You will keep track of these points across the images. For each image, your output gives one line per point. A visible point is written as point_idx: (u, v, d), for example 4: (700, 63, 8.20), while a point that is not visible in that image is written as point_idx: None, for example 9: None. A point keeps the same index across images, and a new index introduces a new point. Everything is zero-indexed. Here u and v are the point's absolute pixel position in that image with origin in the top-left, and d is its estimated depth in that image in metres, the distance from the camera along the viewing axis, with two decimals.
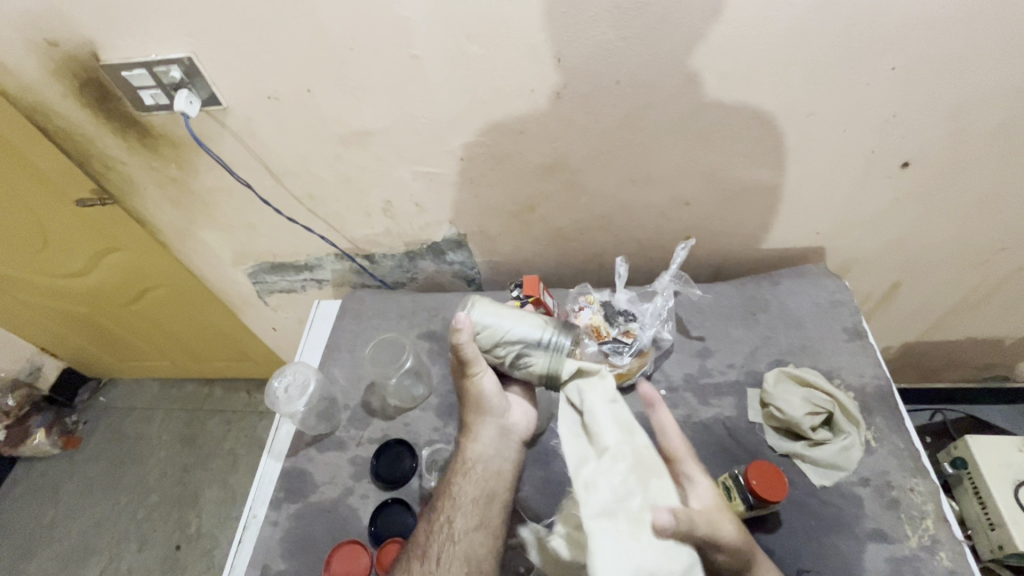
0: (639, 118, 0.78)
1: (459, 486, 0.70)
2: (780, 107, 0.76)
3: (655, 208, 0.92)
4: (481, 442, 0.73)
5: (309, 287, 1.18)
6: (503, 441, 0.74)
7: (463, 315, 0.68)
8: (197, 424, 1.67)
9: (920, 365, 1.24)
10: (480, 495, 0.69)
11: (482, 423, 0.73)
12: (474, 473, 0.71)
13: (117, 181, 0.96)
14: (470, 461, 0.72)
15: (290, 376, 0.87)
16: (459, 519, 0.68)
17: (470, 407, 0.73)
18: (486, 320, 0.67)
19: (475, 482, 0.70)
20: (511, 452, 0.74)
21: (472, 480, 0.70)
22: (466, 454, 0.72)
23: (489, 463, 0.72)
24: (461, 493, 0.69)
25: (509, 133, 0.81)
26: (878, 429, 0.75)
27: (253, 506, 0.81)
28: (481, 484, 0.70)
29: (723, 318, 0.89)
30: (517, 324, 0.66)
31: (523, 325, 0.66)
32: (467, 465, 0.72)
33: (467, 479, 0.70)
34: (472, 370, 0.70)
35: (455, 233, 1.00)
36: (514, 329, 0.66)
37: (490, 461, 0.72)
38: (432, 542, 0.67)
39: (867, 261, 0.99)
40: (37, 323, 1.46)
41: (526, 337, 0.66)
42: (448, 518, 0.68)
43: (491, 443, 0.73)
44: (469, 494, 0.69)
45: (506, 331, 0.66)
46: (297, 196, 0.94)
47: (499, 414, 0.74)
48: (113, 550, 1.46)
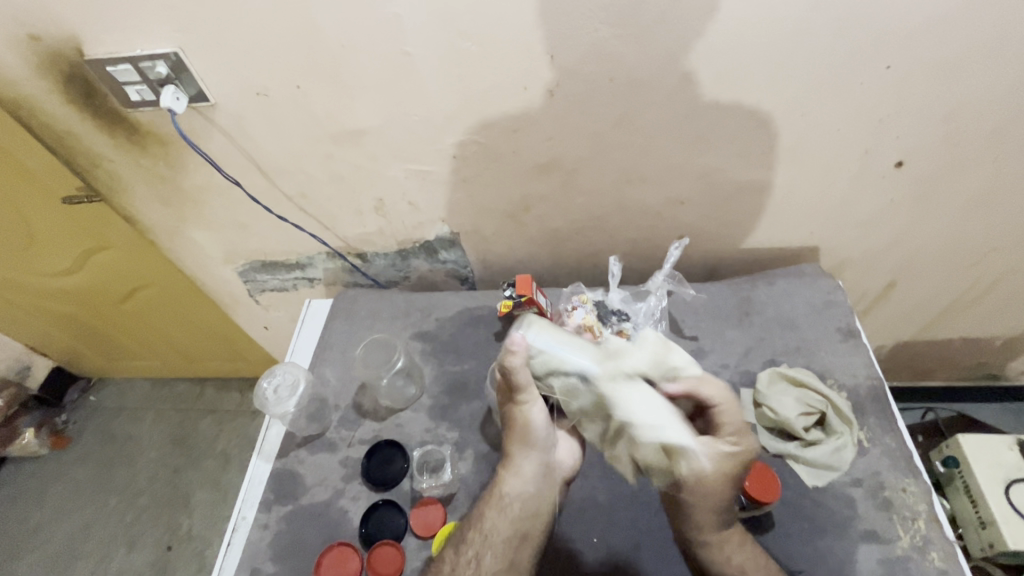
0: (633, 117, 0.78)
1: (493, 522, 0.70)
2: (775, 106, 0.75)
3: (649, 207, 0.91)
4: (524, 477, 0.73)
5: (301, 286, 1.16)
6: (545, 480, 0.74)
7: (520, 337, 0.70)
8: (189, 423, 1.66)
9: (913, 364, 1.24)
10: (513, 535, 0.70)
11: (526, 459, 0.74)
12: (510, 511, 0.71)
13: (104, 178, 0.94)
14: (507, 497, 0.72)
15: (280, 377, 0.87)
16: (487, 556, 0.68)
17: (515, 436, 0.75)
18: (542, 348, 0.71)
19: (509, 519, 0.71)
20: (549, 492, 0.75)
21: (507, 517, 0.71)
22: (504, 490, 0.73)
23: (527, 502, 0.72)
24: (494, 529, 0.70)
25: (502, 131, 0.81)
26: (871, 429, 0.75)
27: (242, 508, 0.80)
28: (515, 523, 0.71)
29: (717, 318, 0.88)
30: (575, 359, 0.69)
31: (578, 361, 0.69)
32: (503, 500, 0.72)
33: (502, 516, 0.71)
34: (523, 398, 0.73)
35: (448, 232, 0.99)
36: (571, 365, 0.69)
37: (530, 499, 0.73)
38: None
39: (861, 261, 0.99)
40: (24, 321, 1.44)
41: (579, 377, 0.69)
42: (476, 553, 0.68)
43: (533, 482, 0.73)
44: (501, 531, 0.70)
45: (562, 363, 0.70)
46: (288, 195, 0.93)
47: (543, 451, 0.75)
48: (103, 551, 1.45)
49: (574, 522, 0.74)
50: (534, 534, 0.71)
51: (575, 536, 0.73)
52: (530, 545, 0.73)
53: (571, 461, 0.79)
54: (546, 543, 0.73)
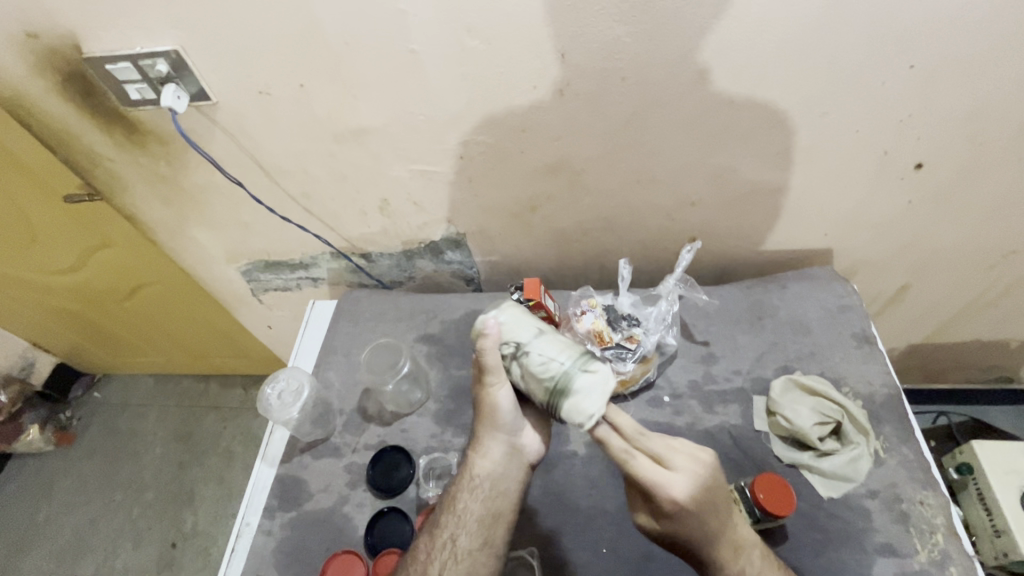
0: (645, 116, 0.76)
1: (463, 503, 0.68)
2: (792, 106, 0.73)
3: (659, 208, 0.89)
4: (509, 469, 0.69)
5: (305, 286, 1.15)
6: (513, 461, 0.70)
7: (494, 321, 0.66)
8: (193, 420, 1.65)
9: (925, 366, 1.22)
10: (485, 514, 0.67)
11: (492, 439, 0.70)
12: (479, 490, 0.68)
13: (105, 177, 0.93)
14: (477, 478, 0.69)
15: (285, 382, 0.85)
16: (462, 538, 0.66)
17: (483, 419, 0.70)
18: (511, 323, 0.66)
19: (480, 499, 0.68)
20: (518, 469, 0.71)
21: (478, 497, 0.68)
22: (473, 471, 0.69)
23: (497, 480, 0.69)
24: (466, 510, 0.67)
25: (510, 130, 0.79)
26: (887, 438, 0.74)
27: (246, 514, 0.79)
28: (485, 502, 0.68)
29: (729, 323, 0.86)
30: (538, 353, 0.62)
31: (546, 340, 0.63)
32: (473, 481, 0.69)
33: (472, 497, 0.68)
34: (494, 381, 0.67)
35: (454, 232, 0.98)
36: (533, 353, 0.63)
37: (499, 479, 0.69)
38: (431, 559, 0.65)
39: (876, 263, 0.97)
40: (29, 319, 1.43)
41: (540, 351, 0.62)
42: (451, 535, 0.66)
43: (499, 459, 0.69)
44: (473, 512, 0.67)
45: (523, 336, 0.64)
46: (292, 195, 0.91)
47: (508, 430, 0.70)
48: (108, 547, 1.45)
49: (582, 531, 0.73)
50: (505, 510, 0.68)
51: (582, 545, 0.72)
52: (538, 555, 0.72)
53: (579, 468, 0.77)
54: (553, 553, 0.71)
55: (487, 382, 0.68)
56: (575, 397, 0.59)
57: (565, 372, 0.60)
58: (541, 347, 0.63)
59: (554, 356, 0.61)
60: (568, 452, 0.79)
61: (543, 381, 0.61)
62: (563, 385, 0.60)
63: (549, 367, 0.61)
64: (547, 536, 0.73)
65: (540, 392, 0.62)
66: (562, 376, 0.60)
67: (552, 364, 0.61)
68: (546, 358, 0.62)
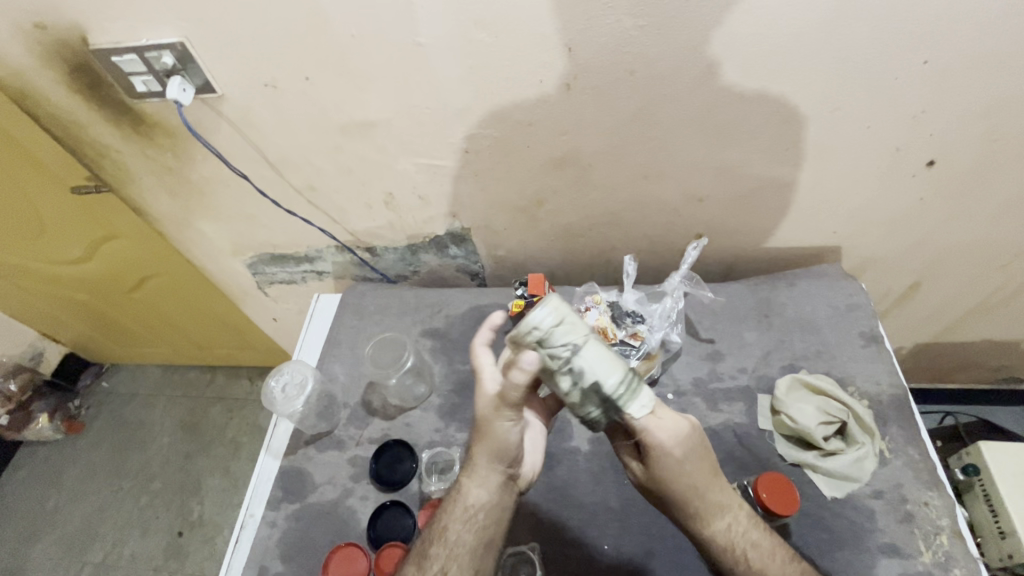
0: (653, 111, 0.75)
1: (456, 534, 0.65)
2: (802, 102, 0.72)
3: (666, 204, 0.89)
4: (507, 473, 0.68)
5: (310, 279, 1.15)
6: (507, 488, 0.68)
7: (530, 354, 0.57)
8: (200, 411, 1.66)
9: (934, 366, 1.21)
10: (478, 545, 0.65)
11: (488, 466, 0.67)
12: (474, 521, 0.66)
13: (112, 169, 0.93)
14: (471, 507, 0.66)
15: (288, 375, 0.85)
16: (453, 571, 0.63)
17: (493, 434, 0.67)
18: (563, 334, 0.55)
19: (473, 530, 0.65)
20: (508, 495, 0.68)
21: (472, 528, 0.65)
22: (466, 500, 0.66)
23: (490, 510, 0.66)
24: (459, 541, 0.65)
25: (516, 124, 0.78)
26: (893, 439, 0.73)
27: (250, 505, 0.80)
28: (479, 534, 0.65)
29: (735, 320, 0.86)
30: (601, 374, 0.54)
31: (604, 358, 0.55)
32: (467, 512, 0.66)
33: (465, 528, 0.65)
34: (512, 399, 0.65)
35: (459, 227, 0.97)
36: (594, 374, 0.54)
37: (494, 508, 0.66)
38: None
39: (885, 262, 0.96)
40: (38, 309, 1.45)
41: (601, 371, 0.55)
42: (442, 568, 0.64)
43: (493, 490, 0.66)
44: (466, 543, 0.65)
45: (576, 347, 0.55)
46: (297, 187, 0.91)
47: (509, 460, 0.67)
48: (116, 535, 1.47)
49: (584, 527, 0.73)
50: (498, 540, 0.66)
51: (584, 542, 0.72)
52: (540, 550, 0.72)
53: (582, 465, 0.77)
54: (555, 548, 0.72)
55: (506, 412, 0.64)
56: (636, 413, 0.57)
57: (626, 390, 0.55)
58: (600, 362, 0.55)
59: (614, 373, 0.55)
60: (571, 448, 0.79)
61: (599, 402, 0.55)
62: (623, 403, 0.56)
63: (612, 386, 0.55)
64: (549, 531, 0.73)
65: (593, 415, 0.56)
66: (627, 395, 0.56)
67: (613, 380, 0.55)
68: (608, 378, 0.55)
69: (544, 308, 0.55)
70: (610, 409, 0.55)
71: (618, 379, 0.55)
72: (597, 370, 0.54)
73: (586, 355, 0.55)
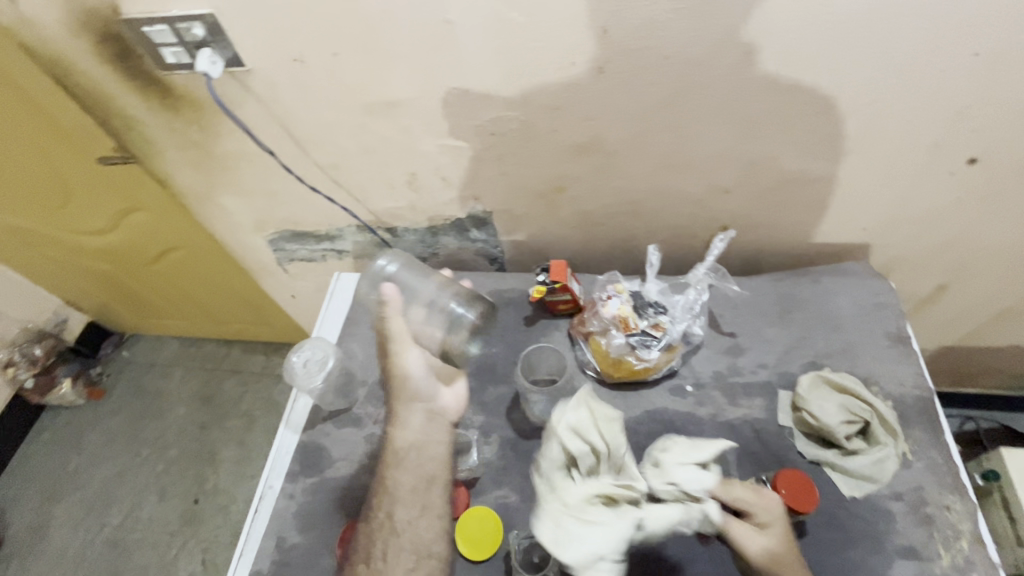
0: (685, 98, 0.73)
1: (393, 479, 0.73)
2: (840, 93, 0.70)
3: (692, 194, 0.87)
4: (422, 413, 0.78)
5: (330, 258, 1.16)
6: (433, 427, 0.77)
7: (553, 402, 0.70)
8: (216, 383, 1.69)
9: (956, 369, 1.19)
10: (418, 482, 0.73)
11: (407, 410, 0.78)
12: (406, 462, 0.74)
13: (138, 140, 0.94)
14: (403, 451, 0.75)
15: (310, 352, 0.87)
16: (398, 510, 0.71)
17: (400, 392, 0.79)
18: (580, 419, 0.69)
19: (413, 473, 0.73)
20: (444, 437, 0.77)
21: (410, 472, 0.73)
22: (395, 445, 0.76)
23: (421, 448, 0.75)
24: (397, 485, 0.73)
25: (544, 108, 0.77)
26: (916, 441, 0.72)
27: (269, 477, 0.82)
28: (416, 472, 0.73)
29: (757, 315, 0.85)
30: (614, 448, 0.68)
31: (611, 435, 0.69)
32: (398, 456, 0.75)
33: (401, 472, 0.73)
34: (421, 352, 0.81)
35: (480, 211, 0.97)
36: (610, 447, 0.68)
37: (422, 446, 0.75)
38: (374, 541, 0.69)
39: (915, 262, 0.94)
40: (63, 275, 1.48)
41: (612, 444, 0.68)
42: (387, 513, 0.71)
43: (417, 429, 0.77)
44: (405, 484, 0.73)
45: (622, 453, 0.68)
46: (320, 165, 0.91)
47: (425, 400, 0.79)
48: (134, 499, 1.51)
49: None
50: (439, 475, 0.73)
51: None
52: None
53: None
54: None
55: (390, 349, 0.80)
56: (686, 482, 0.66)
57: (700, 492, 0.65)
58: (676, 459, 0.69)
59: (694, 468, 0.67)
60: None
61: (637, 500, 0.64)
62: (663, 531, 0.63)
63: (686, 484, 0.66)
64: None
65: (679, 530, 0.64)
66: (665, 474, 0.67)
67: (455, 320, 0.83)
68: (684, 477, 0.66)
69: (386, 260, 0.90)
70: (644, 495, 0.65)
71: (694, 478, 0.66)
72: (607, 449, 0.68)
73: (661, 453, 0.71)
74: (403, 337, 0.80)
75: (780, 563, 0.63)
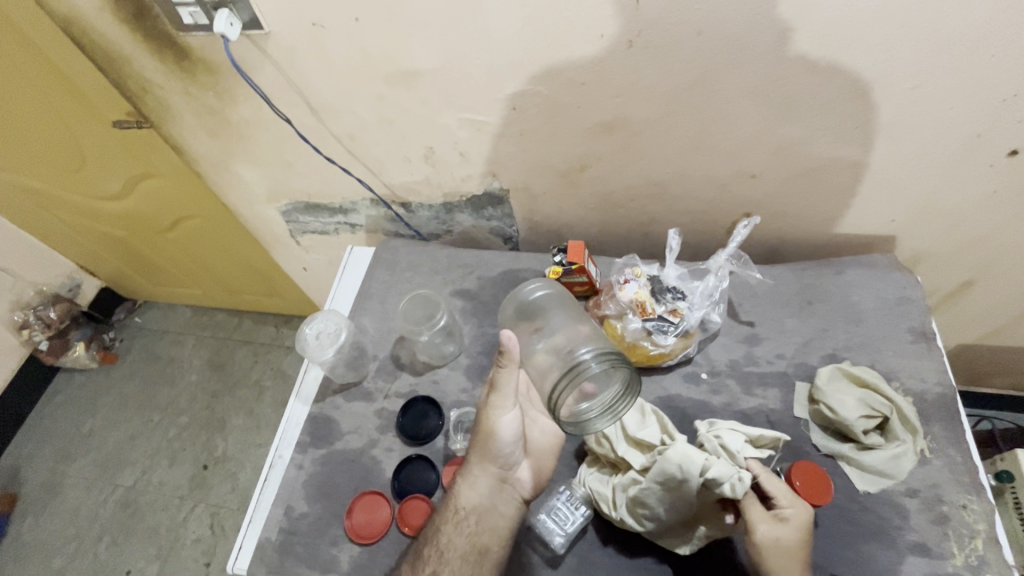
0: (716, 77, 0.70)
1: (447, 537, 0.67)
2: (880, 77, 0.67)
3: (716, 178, 0.85)
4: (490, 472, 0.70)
5: (342, 231, 1.15)
6: (499, 492, 0.70)
7: None
8: (227, 352, 1.71)
9: (973, 368, 1.16)
10: (468, 549, 0.66)
11: (479, 469, 0.70)
12: (465, 524, 0.68)
13: (155, 105, 0.93)
14: (462, 509, 0.69)
15: (322, 324, 0.86)
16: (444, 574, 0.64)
17: (478, 446, 0.71)
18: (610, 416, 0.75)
19: (464, 535, 0.67)
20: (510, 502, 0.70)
21: (463, 533, 0.67)
22: (458, 503, 0.69)
23: (483, 512, 0.68)
24: (450, 545, 0.66)
25: (569, 83, 0.74)
26: (935, 439, 0.71)
27: (279, 447, 0.82)
28: (471, 539, 0.67)
29: (777, 304, 0.83)
30: (639, 434, 0.72)
31: (641, 432, 0.72)
32: (458, 515, 0.68)
33: (457, 533, 0.67)
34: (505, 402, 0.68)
35: (497, 188, 0.95)
36: (635, 438, 0.72)
37: (485, 511, 0.69)
38: None
39: (942, 256, 0.91)
40: (78, 239, 1.48)
41: (640, 435, 0.72)
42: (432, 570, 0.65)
43: (485, 493, 0.69)
44: (457, 547, 0.66)
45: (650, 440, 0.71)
46: (337, 135, 0.89)
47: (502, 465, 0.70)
48: (145, 463, 1.54)
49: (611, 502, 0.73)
50: (493, 549, 0.67)
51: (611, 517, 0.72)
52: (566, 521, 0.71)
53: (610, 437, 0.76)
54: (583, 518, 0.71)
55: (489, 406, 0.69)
56: (696, 459, 0.64)
57: (740, 453, 0.67)
58: (731, 425, 0.72)
59: (743, 437, 0.70)
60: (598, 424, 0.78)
61: (655, 480, 0.66)
62: (707, 483, 0.64)
63: (731, 443, 0.68)
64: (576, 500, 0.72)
65: (686, 494, 0.64)
66: (674, 454, 0.65)
67: (574, 356, 0.65)
68: (731, 436, 0.69)
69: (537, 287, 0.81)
70: (664, 479, 0.65)
71: (741, 442, 0.69)
72: (635, 436, 0.72)
73: (720, 420, 0.75)
74: (507, 391, 0.68)
75: (779, 550, 0.61)
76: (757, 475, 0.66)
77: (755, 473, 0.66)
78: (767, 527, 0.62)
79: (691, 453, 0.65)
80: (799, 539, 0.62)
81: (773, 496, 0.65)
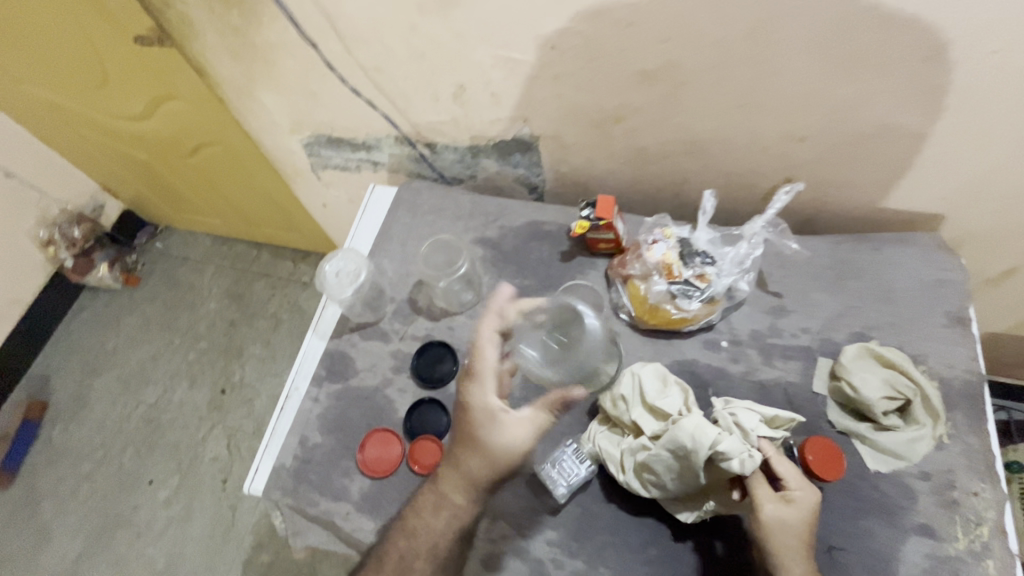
0: (776, 26, 0.64)
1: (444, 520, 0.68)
2: (962, 37, 0.60)
3: (761, 139, 0.80)
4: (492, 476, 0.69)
5: (364, 168, 1.12)
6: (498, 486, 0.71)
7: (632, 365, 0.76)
8: (245, 283, 1.73)
9: (1000, 357, 1.13)
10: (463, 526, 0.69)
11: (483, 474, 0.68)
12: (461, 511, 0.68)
13: (177, 21, 0.89)
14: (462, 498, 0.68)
15: (342, 262, 0.85)
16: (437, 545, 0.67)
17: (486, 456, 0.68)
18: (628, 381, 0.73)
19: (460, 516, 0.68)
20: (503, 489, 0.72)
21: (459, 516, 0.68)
22: (457, 492, 0.68)
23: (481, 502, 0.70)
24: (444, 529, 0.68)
25: (615, 23, 0.69)
26: (955, 425, 0.69)
27: (295, 379, 0.84)
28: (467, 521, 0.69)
29: (809, 277, 0.80)
30: (656, 402, 0.71)
31: (658, 401, 0.71)
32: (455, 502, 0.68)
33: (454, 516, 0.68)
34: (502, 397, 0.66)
35: (527, 134, 0.91)
36: (649, 405, 0.71)
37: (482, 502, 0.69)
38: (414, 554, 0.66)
39: (990, 240, 0.86)
40: (102, 159, 1.48)
41: (655, 403, 0.71)
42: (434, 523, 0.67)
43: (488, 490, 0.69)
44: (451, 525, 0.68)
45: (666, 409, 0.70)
46: (363, 66, 0.85)
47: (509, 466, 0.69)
48: (167, 382, 1.60)
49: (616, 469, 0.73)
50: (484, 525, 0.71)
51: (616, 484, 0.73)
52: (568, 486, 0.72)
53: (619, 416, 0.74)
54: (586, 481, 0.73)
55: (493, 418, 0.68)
56: (710, 435, 0.63)
57: (755, 432, 0.66)
58: (747, 404, 0.70)
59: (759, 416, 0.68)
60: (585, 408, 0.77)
61: (666, 449, 0.65)
62: (715, 456, 0.63)
63: (745, 421, 0.67)
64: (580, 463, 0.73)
65: (693, 467, 0.64)
66: (688, 428, 0.64)
67: None
68: (746, 415, 0.67)
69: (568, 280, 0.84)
70: (675, 451, 0.65)
71: (756, 421, 0.67)
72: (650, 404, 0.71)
73: (737, 398, 0.73)
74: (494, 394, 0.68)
75: (784, 530, 0.61)
76: (767, 455, 0.65)
77: (765, 453, 0.65)
78: (772, 506, 0.62)
79: (705, 429, 0.64)
80: (803, 520, 0.61)
81: (783, 478, 0.64)
